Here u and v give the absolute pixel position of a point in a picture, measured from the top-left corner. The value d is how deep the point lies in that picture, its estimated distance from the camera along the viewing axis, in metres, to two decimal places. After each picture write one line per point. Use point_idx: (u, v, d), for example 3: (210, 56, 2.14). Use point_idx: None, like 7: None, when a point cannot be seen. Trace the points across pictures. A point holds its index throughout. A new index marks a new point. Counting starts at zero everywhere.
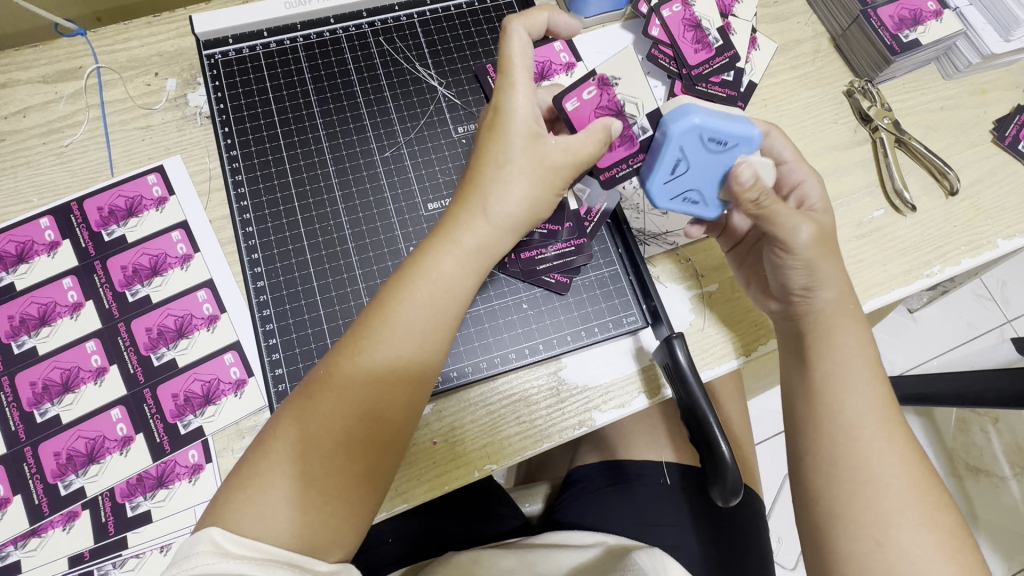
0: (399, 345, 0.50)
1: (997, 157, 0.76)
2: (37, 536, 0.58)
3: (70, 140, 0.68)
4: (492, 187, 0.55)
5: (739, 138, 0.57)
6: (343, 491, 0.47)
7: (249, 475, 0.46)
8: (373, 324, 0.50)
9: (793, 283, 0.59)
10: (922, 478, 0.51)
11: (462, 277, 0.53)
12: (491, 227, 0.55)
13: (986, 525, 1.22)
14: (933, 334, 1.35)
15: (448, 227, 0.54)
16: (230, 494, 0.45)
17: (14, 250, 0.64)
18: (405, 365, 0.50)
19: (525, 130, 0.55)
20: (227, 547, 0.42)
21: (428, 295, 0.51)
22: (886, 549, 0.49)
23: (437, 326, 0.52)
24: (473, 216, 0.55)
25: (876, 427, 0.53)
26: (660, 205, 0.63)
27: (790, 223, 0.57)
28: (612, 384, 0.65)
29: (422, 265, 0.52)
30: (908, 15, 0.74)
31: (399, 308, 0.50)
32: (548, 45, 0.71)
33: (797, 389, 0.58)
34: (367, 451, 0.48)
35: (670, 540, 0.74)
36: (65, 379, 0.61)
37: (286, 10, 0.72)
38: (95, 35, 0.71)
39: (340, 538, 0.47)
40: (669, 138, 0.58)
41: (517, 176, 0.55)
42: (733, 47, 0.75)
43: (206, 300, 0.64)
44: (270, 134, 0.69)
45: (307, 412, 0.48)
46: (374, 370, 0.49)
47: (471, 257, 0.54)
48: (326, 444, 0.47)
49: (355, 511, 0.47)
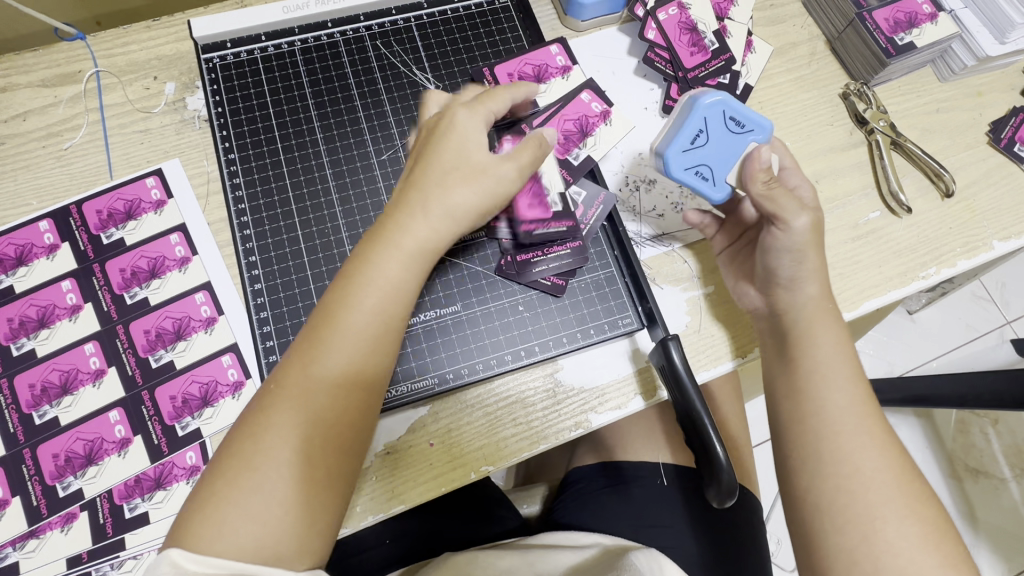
0: (349, 349, 0.48)
1: (992, 159, 0.76)
2: (36, 536, 0.58)
3: (70, 144, 0.68)
4: (435, 191, 0.52)
5: (755, 124, 0.64)
6: (306, 500, 0.45)
7: (206, 494, 0.44)
8: (323, 331, 0.48)
9: (782, 272, 0.60)
10: (903, 471, 0.51)
11: (413, 277, 0.52)
12: (439, 224, 0.52)
13: (986, 527, 1.22)
14: (932, 335, 1.35)
15: (392, 231, 0.52)
16: (191, 514, 0.43)
17: (14, 253, 0.64)
18: (359, 368, 0.49)
19: (472, 142, 0.55)
20: (184, 566, 0.41)
21: (375, 297, 0.50)
22: (872, 542, 0.49)
23: (388, 327, 0.50)
24: (418, 216, 0.52)
25: (855, 420, 0.54)
26: (672, 174, 0.65)
27: (791, 206, 0.58)
28: (609, 386, 0.65)
29: (369, 269, 0.50)
30: (904, 18, 0.74)
31: (346, 312, 0.49)
32: (545, 49, 0.73)
33: (782, 386, 0.58)
34: (327, 456, 0.46)
35: (667, 541, 0.74)
36: (64, 381, 0.62)
37: (284, 15, 0.72)
38: (95, 39, 0.71)
39: (307, 548, 0.45)
40: (697, 105, 0.64)
41: (465, 185, 0.53)
42: (729, 50, 0.75)
43: (204, 303, 0.65)
44: (268, 137, 0.69)
45: (261, 427, 0.46)
46: (325, 378, 0.47)
47: (420, 259, 0.52)
48: (283, 456, 0.45)
49: (322, 518, 0.46)
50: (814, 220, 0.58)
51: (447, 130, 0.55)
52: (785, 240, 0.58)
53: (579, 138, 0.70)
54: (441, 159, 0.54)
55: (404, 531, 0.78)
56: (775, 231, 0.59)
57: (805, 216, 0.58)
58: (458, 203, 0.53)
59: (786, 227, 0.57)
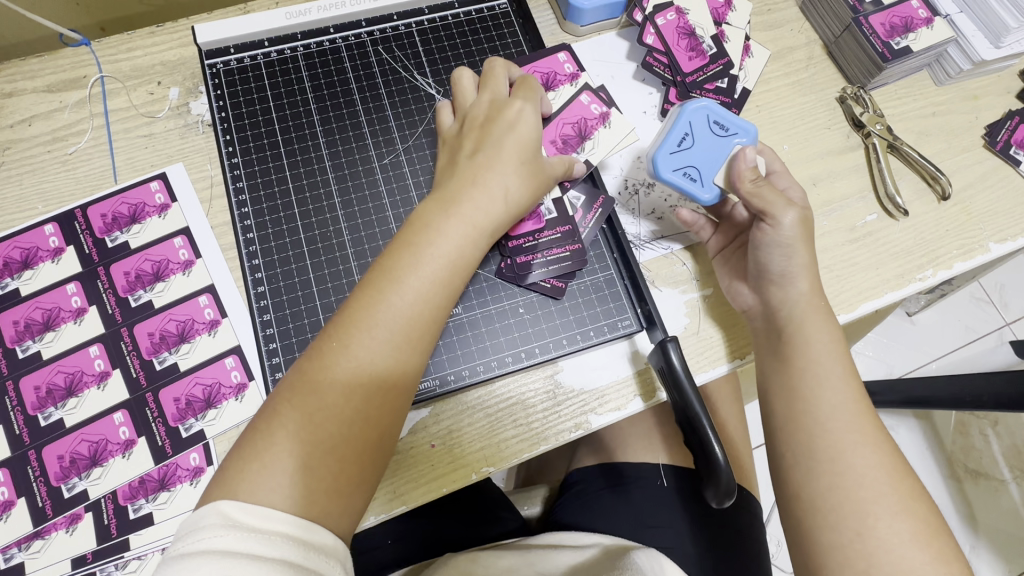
0: (411, 314, 0.52)
1: (988, 162, 0.77)
2: (41, 537, 0.59)
3: (74, 148, 0.69)
4: (497, 175, 0.58)
5: (739, 128, 0.66)
6: (358, 457, 0.48)
7: (259, 444, 0.46)
8: (384, 294, 0.51)
9: (773, 268, 0.61)
10: (895, 469, 0.52)
11: (468, 253, 0.56)
12: (494, 204, 0.57)
13: (986, 528, 1.22)
14: (932, 337, 1.35)
15: (453, 204, 0.56)
16: (247, 463, 0.45)
17: (19, 256, 0.65)
18: (416, 334, 0.52)
19: (529, 138, 0.61)
20: (234, 517, 0.42)
21: (435, 267, 0.53)
22: (865, 538, 0.50)
23: (444, 299, 0.54)
24: (480, 198, 0.57)
25: (849, 418, 0.55)
26: (661, 175, 0.66)
27: (778, 202, 0.59)
28: (608, 387, 0.66)
29: (430, 240, 0.54)
30: (899, 23, 0.75)
31: (411, 280, 0.52)
32: (553, 57, 0.73)
33: (775, 384, 0.59)
34: (380, 417, 0.50)
35: (666, 542, 0.74)
36: (69, 383, 0.62)
37: (287, 21, 0.73)
38: (99, 45, 0.72)
39: (349, 504, 0.48)
40: (682, 110, 0.66)
41: (512, 170, 0.59)
42: (726, 55, 0.76)
43: (208, 306, 0.65)
44: (270, 141, 0.70)
45: (323, 382, 0.48)
46: (387, 342, 0.50)
47: (476, 233, 0.56)
48: (342, 411, 0.48)
49: (367, 475, 0.49)
50: (803, 216, 0.60)
51: (510, 121, 0.61)
52: (774, 236, 0.60)
53: (578, 143, 0.70)
54: (502, 148, 0.60)
55: (406, 532, 0.79)
56: (764, 227, 0.60)
57: (793, 212, 0.59)
58: (510, 191, 0.59)
59: (775, 222, 0.59)
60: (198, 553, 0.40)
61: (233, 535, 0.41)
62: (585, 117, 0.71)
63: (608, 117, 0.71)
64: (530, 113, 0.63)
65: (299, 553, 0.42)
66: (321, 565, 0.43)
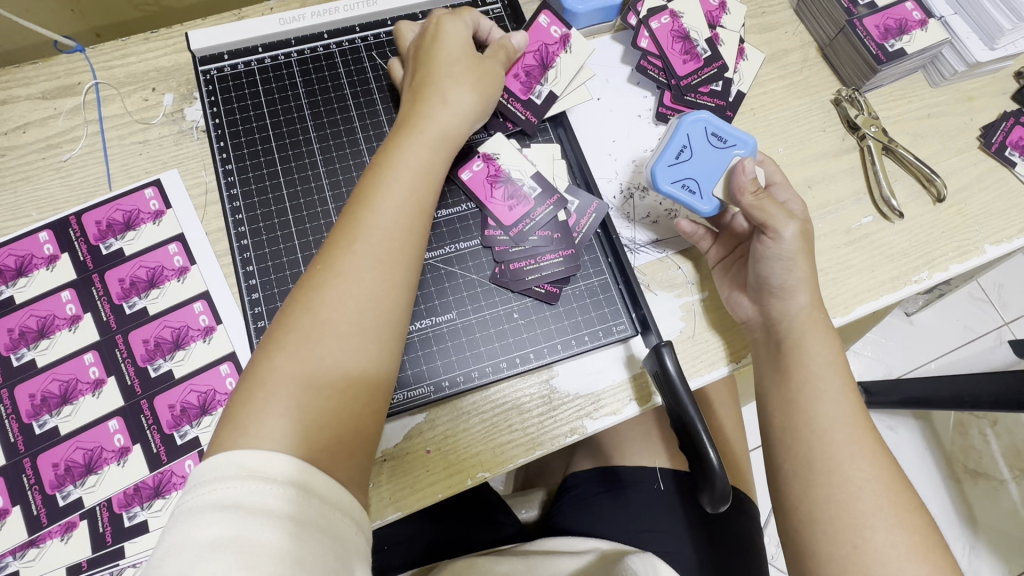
0: (388, 225, 0.52)
1: (983, 163, 0.77)
2: (36, 546, 0.59)
3: (68, 155, 0.69)
4: (446, 82, 0.60)
5: (738, 139, 0.66)
6: (358, 374, 0.48)
7: (258, 377, 0.46)
8: (359, 211, 0.52)
9: (773, 279, 0.60)
10: (893, 481, 0.52)
11: (434, 165, 0.57)
12: (452, 115, 0.59)
13: (986, 529, 1.22)
14: (929, 336, 1.35)
15: (413, 121, 0.58)
16: (248, 397, 0.45)
17: (14, 264, 0.65)
18: (395, 246, 0.52)
19: (460, 44, 0.63)
20: (249, 469, 0.40)
21: (407, 179, 0.54)
22: (862, 551, 0.50)
23: (420, 210, 0.54)
24: (436, 109, 0.59)
25: (846, 430, 0.55)
26: (659, 187, 0.66)
27: (777, 213, 0.58)
28: (605, 391, 0.66)
29: (397, 155, 0.55)
30: (893, 24, 0.75)
31: (385, 194, 0.53)
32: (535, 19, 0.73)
33: (774, 394, 0.59)
34: (375, 329, 0.49)
35: (663, 546, 0.74)
36: (64, 391, 0.62)
37: (280, 27, 0.73)
38: (94, 52, 0.72)
39: (360, 425, 0.48)
40: (680, 122, 0.66)
41: (462, 81, 0.60)
42: (721, 58, 0.76)
43: (202, 312, 0.65)
44: (264, 147, 0.70)
45: (312, 301, 0.48)
46: (370, 255, 0.51)
47: (439, 144, 0.58)
48: (330, 325, 0.48)
49: (369, 392, 0.49)
50: (803, 229, 0.59)
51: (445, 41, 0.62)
52: (774, 249, 0.59)
53: (541, 75, 0.72)
54: (441, 58, 0.61)
55: (405, 537, 0.80)
56: (765, 240, 0.59)
57: (794, 225, 0.58)
58: (461, 96, 0.60)
59: (776, 235, 0.58)
60: (205, 509, 0.38)
61: (246, 487, 0.39)
62: (546, 42, 0.72)
63: (567, 41, 0.72)
64: (455, 22, 0.64)
65: (309, 506, 0.40)
66: (331, 518, 0.41)
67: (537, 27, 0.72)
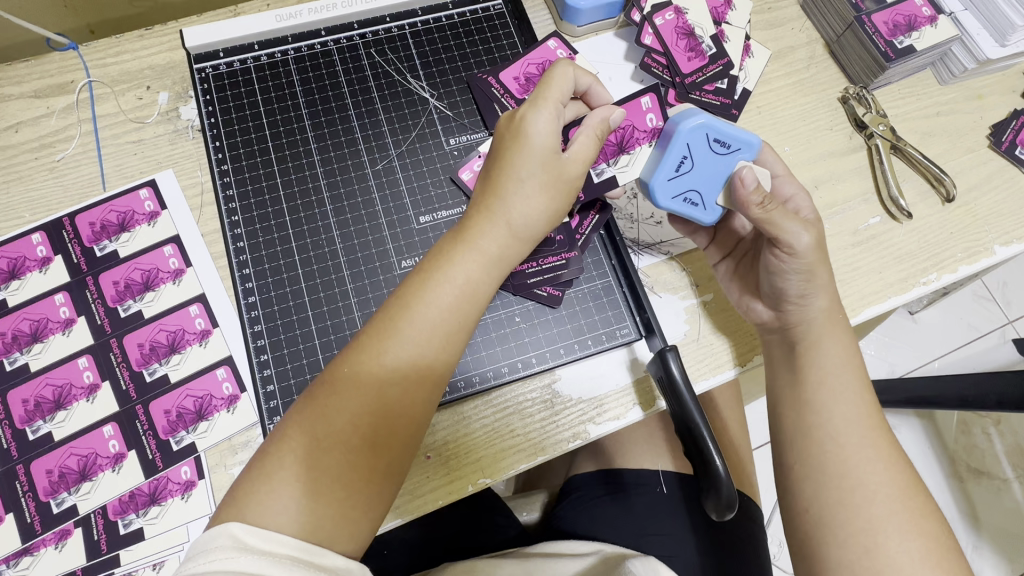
0: (425, 342, 0.51)
1: (993, 162, 0.75)
2: (30, 554, 0.58)
3: (62, 155, 0.67)
4: (515, 194, 0.55)
5: (742, 142, 0.60)
6: (364, 485, 0.47)
7: (269, 465, 0.46)
8: (397, 323, 0.50)
9: (790, 290, 0.58)
10: (907, 485, 0.51)
11: (483, 283, 0.54)
12: (509, 231, 0.55)
13: (989, 528, 1.21)
14: (934, 335, 1.34)
15: (469, 230, 0.55)
16: (256, 482, 0.45)
17: (6, 266, 0.64)
18: (428, 365, 0.51)
19: (549, 143, 0.56)
20: (246, 540, 0.42)
21: (450, 295, 0.52)
22: (874, 556, 0.49)
23: (459, 329, 0.53)
24: (495, 221, 0.55)
25: (861, 433, 0.54)
26: (660, 204, 0.63)
27: (793, 227, 0.55)
28: (608, 396, 0.64)
29: (445, 267, 0.53)
30: (902, 21, 0.73)
31: (424, 307, 0.51)
32: (637, 103, 0.67)
33: (786, 397, 0.58)
34: (390, 448, 0.49)
35: (667, 550, 0.73)
36: (57, 396, 0.61)
37: (277, 24, 0.72)
38: (87, 49, 0.71)
39: (356, 530, 0.47)
40: (678, 131, 0.60)
41: (533, 189, 0.56)
42: (726, 55, 0.74)
43: (198, 315, 0.64)
44: (261, 147, 0.69)
45: (332, 408, 0.48)
46: (399, 370, 0.49)
47: (490, 262, 0.55)
48: (346, 438, 0.47)
49: (372, 505, 0.48)
50: (816, 238, 0.56)
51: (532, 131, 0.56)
52: (791, 263, 0.57)
53: (614, 153, 0.66)
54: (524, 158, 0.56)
55: (404, 541, 0.79)
56: (780, 254, 0.57)
57: (807, 236, 0.55)
58: (524, 209, 0.56)
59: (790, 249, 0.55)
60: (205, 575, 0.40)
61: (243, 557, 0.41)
62: (637, 121, 0.67)
63: (657, 135, 0.66)
64: (543, 116, 0.56)
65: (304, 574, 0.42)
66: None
67: (636, 107, 0.67)
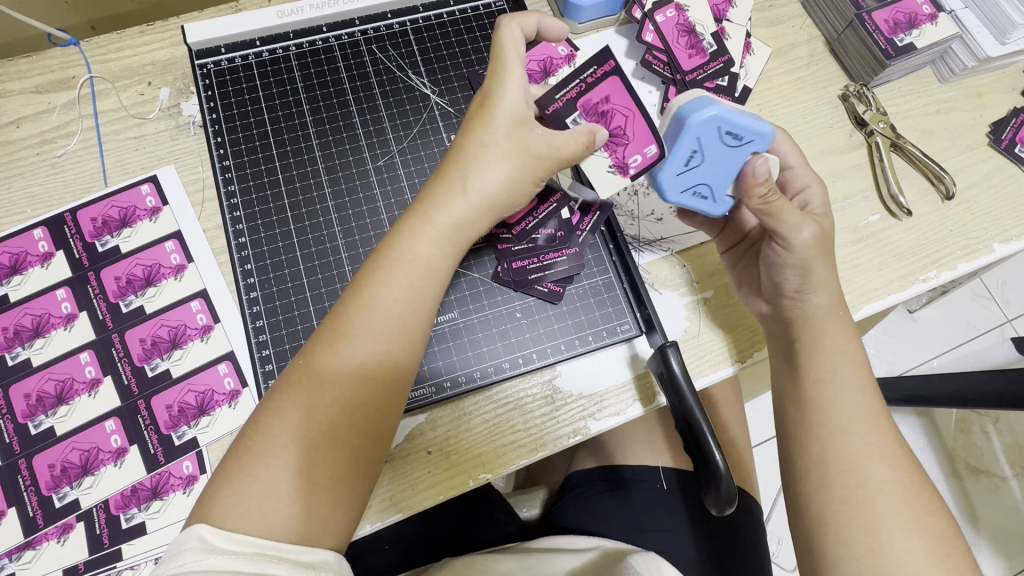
0: (382, 327, 0.50)
1: (992, 160, 0.76)
2: (31, 548, 0.58)
3: (63, 151, 0.68)
4: (472, 168, 0.54)
5: (756, 134, 0.57)
6: (332, 479, 0.46)
7: (233, 470, 0.45)
8: (351, 311, 0.50)
9: (786, 283, 0.59)
10: (910, 483, 0.51)
11: (439, 258, 0.53)
12: (470, 207, 0.54)
13: (987, 526, 1.22)
14: (932, 333, 1.35)
15: (423, 209, 0.53)
16: (219, 488, 0.45)
17: (8, 261, 0.64)
18: (386, 348, 0.50)
19: (511, 116, 0.55)
20: (213, 542, 0.42)
21: (404, 277, 0.51)
22: (876, 554, 0.49)
23: (417, 309, 0.51)
24: (454, 199, 0.54)
25: (866, 430, 0.53)
26: (670, 199, 0.61)
27: (792, 221, 0.56)
28: (608, 391, 0.65)
29: (399, 250, 0.52)
30: (903, 19, 0.74)
31: (377, 292, 0.50)
32: (648, 138, 0.60)
33: (789, 393, 0.58)
34: (353, 438, 0.48)
35: (666, 546, 0.74)
36: (59, 391, 0.61)
37: (279, 20, 0.72)
38: (88, 45, 0.71)
39: (330, 528, 0.46)
40: (687, 126, 0.57)
41: (495, 162, 0.54)
42: (728, 52, 0.75)
43: (200, 311, 0.64)
44: (263, 143, 0.69)
45: (288, 403, 0.47)
46: (354, 358, 0.49)
47: (447, 238, 0.53)
48: (306, 435, 0.46)
49: (346, 499, 0.47)
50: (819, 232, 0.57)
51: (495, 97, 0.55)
52: (786, 256, 0.58)
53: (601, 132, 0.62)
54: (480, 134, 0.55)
55: (404, 536, 0.79)
56: (777, 248, 0.59)
57: (806, 229, 0.57)
58: (485, 185, 0.54)
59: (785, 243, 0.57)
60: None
61: (216, 559, 0.41)
62: (630, 144, 0.61)
63: (623, 172, 0.62)
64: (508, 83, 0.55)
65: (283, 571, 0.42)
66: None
67: (648, 136, 0.60)
